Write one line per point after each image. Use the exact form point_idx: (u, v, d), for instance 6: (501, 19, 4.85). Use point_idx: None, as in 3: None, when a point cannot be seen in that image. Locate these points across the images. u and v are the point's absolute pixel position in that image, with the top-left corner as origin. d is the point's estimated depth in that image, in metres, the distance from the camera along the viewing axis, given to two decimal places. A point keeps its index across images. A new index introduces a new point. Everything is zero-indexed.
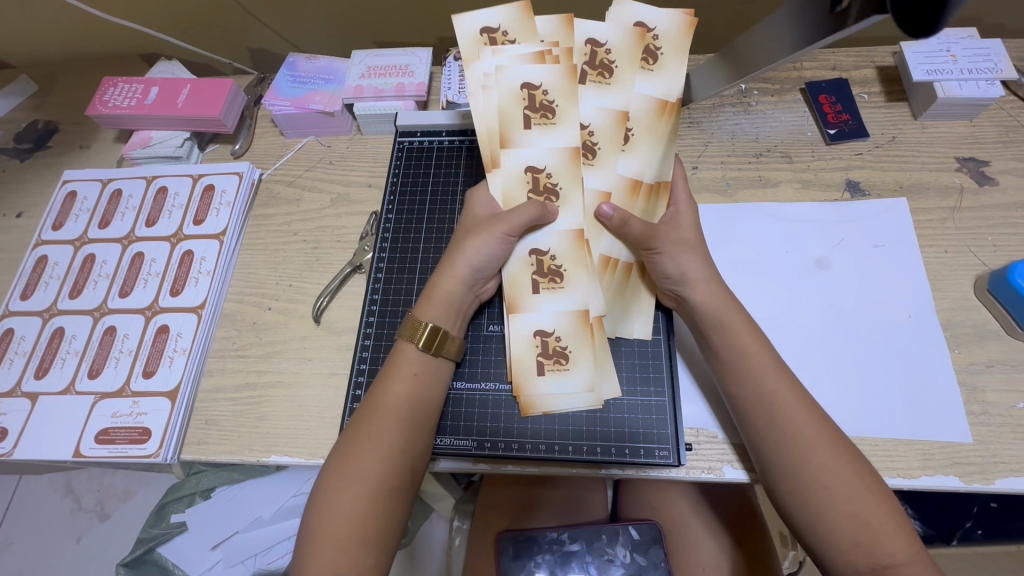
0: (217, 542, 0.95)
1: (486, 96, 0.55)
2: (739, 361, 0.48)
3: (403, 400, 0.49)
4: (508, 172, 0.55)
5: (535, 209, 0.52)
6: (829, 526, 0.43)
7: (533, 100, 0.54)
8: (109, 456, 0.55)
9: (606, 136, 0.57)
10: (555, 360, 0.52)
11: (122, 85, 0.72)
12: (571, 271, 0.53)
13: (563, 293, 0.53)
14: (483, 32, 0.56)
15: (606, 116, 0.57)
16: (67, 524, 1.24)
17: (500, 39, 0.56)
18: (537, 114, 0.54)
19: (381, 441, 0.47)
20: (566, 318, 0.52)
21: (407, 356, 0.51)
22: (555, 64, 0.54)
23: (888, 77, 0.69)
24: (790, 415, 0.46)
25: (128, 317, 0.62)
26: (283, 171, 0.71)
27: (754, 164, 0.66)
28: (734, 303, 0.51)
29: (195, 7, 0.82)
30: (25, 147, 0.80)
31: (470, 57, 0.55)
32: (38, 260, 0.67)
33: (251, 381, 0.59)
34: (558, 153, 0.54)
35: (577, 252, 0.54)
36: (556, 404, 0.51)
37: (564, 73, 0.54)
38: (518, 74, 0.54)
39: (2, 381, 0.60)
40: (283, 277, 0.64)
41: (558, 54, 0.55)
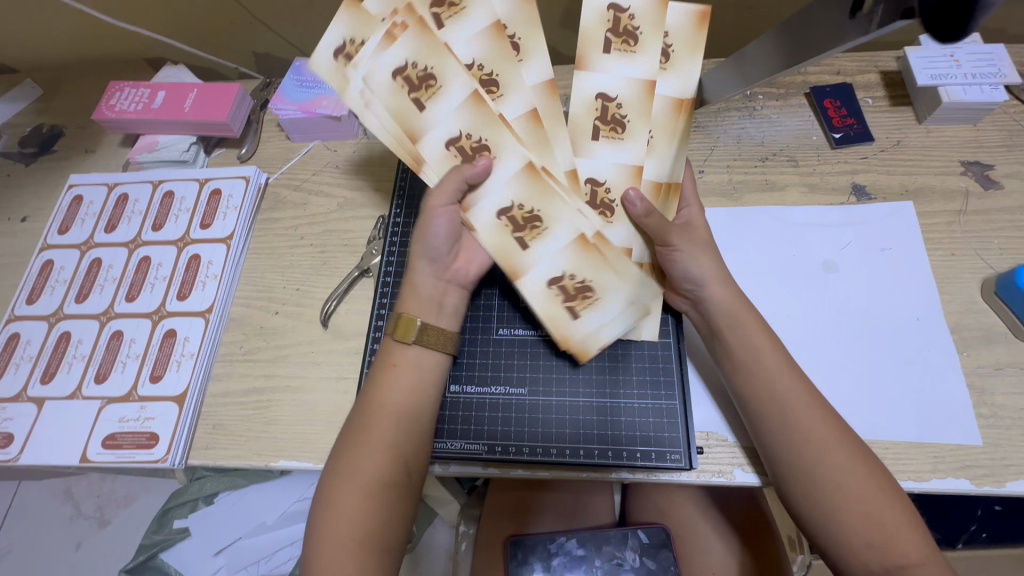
0: (220, 547, 0.94)
1: (374, 110, 0.52)
2: (752, 363, 0.48)
3: (399, 398, 0.49)
4: (436, 161, 0.53)
5: (461, 173, 0.51)
6: (844, 528, 0.43)
7: (411, 80, 0.52)
8: (117, 461, 0.55)
9: (494, 60, 0.54)
10: (582, 297, 0.53)
11: (129, 89, 0.73)
12: (546, 207, 0.53)
13: (550, 233, 0.53)
14: (336, 55, 0.53)
15: (483, 45, 0.54)
16: (67, 530, 1.24)
17: (353, 49, 0.53)
18: (423, 90, 0.52)
19: (378, 439, 0.47)
20: (567, 253, 0.53)
21: (407, 357, 0.51)
22: (408, 32, 0.51)
23: (893, 82, 0.69)
24: (803, 415, 0.46)
25: (134, 322, 0.62)
26: (290, 175, 0.71)
27: (760, 168, 0.66)
28: (747, 306, 0.51)
29: (201, 11, 0.82)
30: (30, 151, 0.80)
31: (337, 84, 0.53)
32: (44, 264, 0.67)
33: (259, 385, 0.59)
34: (462, 110, 0.52)
35: (539, 183, 0.53)
36: (604, 336, 0.53)
37: (419, 35, 0.51)
38: (383, 67, 0.51)
39: (8, 386, 0.60)
40: (291, 281, 0.64)
41: (405, 21, 0.51)
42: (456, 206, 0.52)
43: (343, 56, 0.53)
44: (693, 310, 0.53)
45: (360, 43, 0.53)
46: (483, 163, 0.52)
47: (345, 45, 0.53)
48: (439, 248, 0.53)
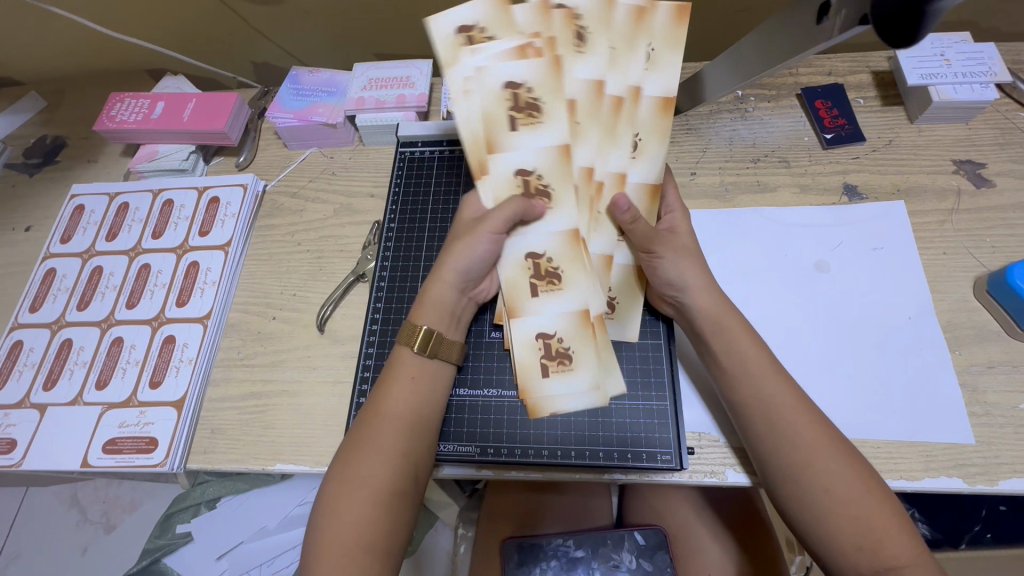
0: (223, 551, 0.95)
1: (468, 103, 0.51)
2: (740, 367, 0.49)
3: (402, 405, 0.49)
4: (499, 179, 0.53)
5: (518, 207, 0.51)
6: (832, 531, 0.43)
7: (519, 100, 0.51)
8: (116, 466, 0.56)
9: (590, 114, 0.54)
10: (558, 361, 0.51)
11: (129, 100, 0.74)
12: (569, 270, 0.52)
13: (563, 293, 0.52)
14: (459, 31, 0.51)
15: (583, 94, 0.53)
16: (73, 536, 1.25)
17: (479, 36, 0.51)
18: (524, 114, 0.51)
19: (385, 446, 0.48)
20: (567, 318, 0.52)
21: (404, 361, 0.51)
22: (540, 56, 0.51)
23: (884, 82, 0.69)
24: (792, 419, 0.46)
25: (135, 328, 0.63)
26: (287, 182, 0.73)
27: (752, 169, 0.66)
28: (729, 308, 0.51)
29: (199, 22, 0.83)
30: (34, 162, 0.81)
31: (447, 61, 0.50)
32: (46, 272, 0.68)
33: (256, 390, 0.59)
34: (547, 153, 0.52)
35: (574, 249, 0.52)
36: (562, 405, 0.51)
37: (548, 67, 0.51)
38: (500, 75, 0.51)
39: (12, 393, 0.61)
40: (288, 287, 0.65)
41: (541, 46, 0.51)
42: (501, 236, 0.52)
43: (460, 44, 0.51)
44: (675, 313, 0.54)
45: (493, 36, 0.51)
46: (540, 207, 0.52)
47: (482, 30, 0.51)
48: (474, 266, 0.52)
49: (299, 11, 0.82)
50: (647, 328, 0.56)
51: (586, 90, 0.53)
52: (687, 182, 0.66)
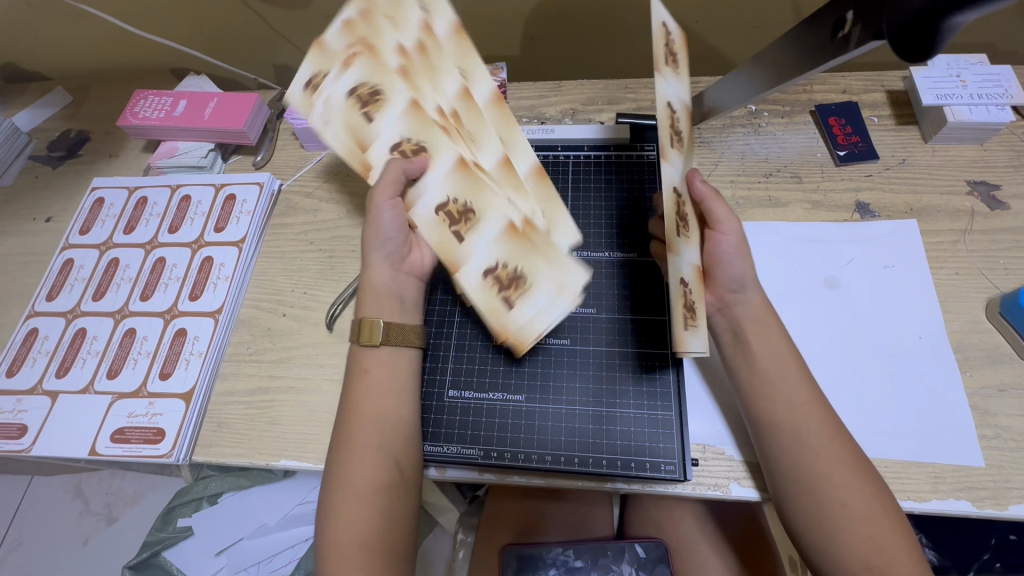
0: (222, 547, 0.96)
1: (334, 128, 0.52)
2: (770, 374, 0.48)
3: (373, 401, 0.50)
4: (383, 166, 0.52)
5: (398, 168, 0.51)
6: (844, 547, 0.43)
7: (361, 97, 0.51)
8: (124, 455, 0.56)
9: (410, 65, 0.51)
10: (514, 285, 0.49)
11: (152, 97, 0.76)
12: (478, 199, 0.50)
13: (481, 224, 0.50)
14: (307, 87, 0.52)
15: (395, 51, 0.51)
16: (75, 526, 1.26)
17: (320, 78, 0.52)
18: (371, 105, 0.51)
19: (362, 444, 0.48)
20: (498, 244, 0.50)
21: (369, 357, 0.52)
22: (359, 58, 0.51)
23: (899, 101, 0.69)
24: (814, 431, 0.46)
25: (147, 320, 0.64)
26: (302, 183, 0.74)
27: (764, 184, 0.66)
28: (769, 313, 0.51)
29: (223, 24, 0.86)
30: (57, 155, 0.83)
31: (303, 109, 0.52)
32: (64, 263, 0.69)
33: (264, 385, 0.60)
34: (406, 117, 0.51)
35: (470, 178, 0.50)
36: (540, 326, 0.49)
37: (370, 61, 0.51)
38: (340, 90, 0.52)
39: (25, 379, 0.62)
40: (299, 285, 0.66)
41: (358, 51, 0.51)
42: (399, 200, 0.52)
43: (313, 78, 0.52)
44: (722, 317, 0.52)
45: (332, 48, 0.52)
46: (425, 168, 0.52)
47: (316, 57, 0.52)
48: (389, 241, 0.53)
49: (321, 15, 0.83)
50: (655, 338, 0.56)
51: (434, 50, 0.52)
52: None
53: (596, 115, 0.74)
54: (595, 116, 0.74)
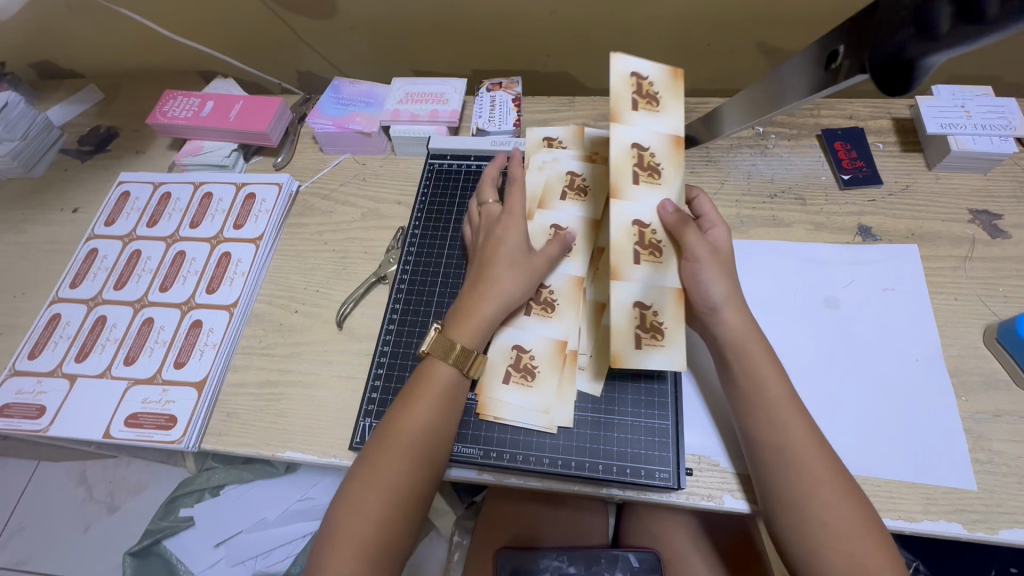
0: (221, 539, 0.98)
1: (539, 173, 0.65)
2: (757, 391, 0.49)
3: (432, 416, 0.51)
4: (538, 226, 0.62)
5: (550, 257, 0.56)
6: (826, 566, 0.44)
7: (574, 183, 0.64)
8: (137, 439, 0.58)
9: (597, 185, 0.63)
10: (522, 374, 0.54)
11: (181, 98, 0.79)
12: (564, 305, 0.57)
13: (552, 321, 0.56)
14: (545, 139, 0.68)
15: (598, 174, 0.64)
16: (78, 513, 1.29)
17: (556, 144, 0.67)
18: (575, 192, 0.63)
19: (414, 454, 0.49)
20: (545, 341, 0.55)
21: (440, 373, 0.52)
22: (597, 162, 0.65)
23: (904, 129, 0.71)
24: (801, 450, 0.47)
25: (165, 310, 0.66)
26: (319, 185, 0.76)
27: (768, 205, 0.68)
28: (754, 332, 0.52)
29: (250, 30, 0.89)
30: (87, 149, 0.87)
31: (530, 153, 0.67)
32: (88, 252, 0.72)
33: (273, 378, 0.62)
34: (580, 219, 0.62)
35: (574, 291, 0.58)
36: (508, 414, 0.53)
37: (602, 171, 0.65)
38: (567, 166, 0.65)
39: (45, 362, 0.64)
40: (312, 283, 0.68)
41: (603, 158, 0.65)
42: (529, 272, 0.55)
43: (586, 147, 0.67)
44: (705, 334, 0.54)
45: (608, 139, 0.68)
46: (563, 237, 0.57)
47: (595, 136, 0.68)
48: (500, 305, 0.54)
49: (346, 26, 0.86)
50: None
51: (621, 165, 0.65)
52: None
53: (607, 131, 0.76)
54: None
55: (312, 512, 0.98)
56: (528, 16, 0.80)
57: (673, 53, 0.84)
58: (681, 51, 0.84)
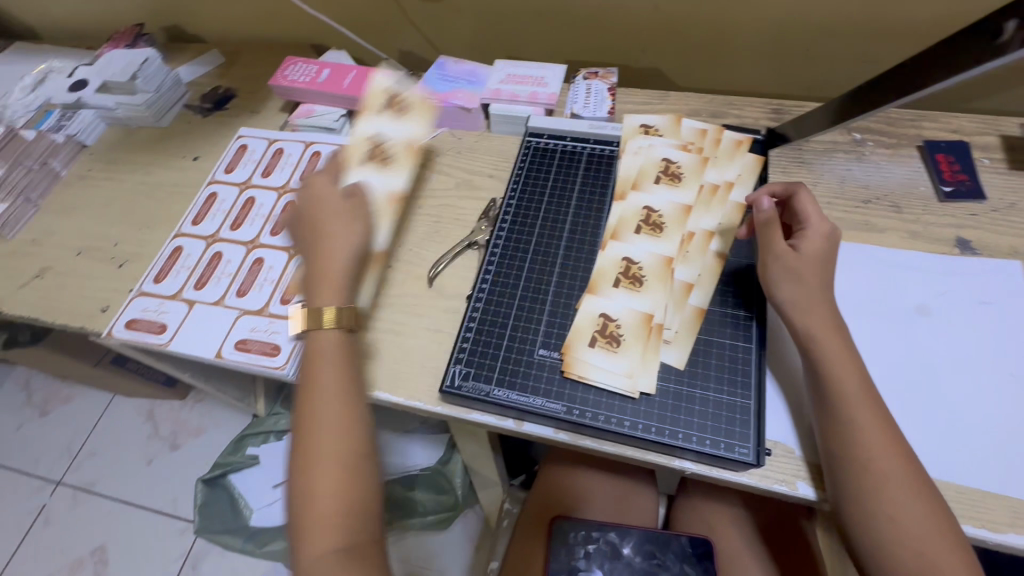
0: (280, 481, 1.04)
1: (633, 158, 0.71)
2: (829, 383, 0.50)
3: (325, 380, 0.57)
4: (630, 207, 0.67)
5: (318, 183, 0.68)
6: (891, 559, 0.45)
7: (668, 169, 0.69)
8: (246, 361, 0.64)
9: (690, 171, 0.68)
10: (608, 340, 0.58)
11: (301, 64, 0.85)
12: (652, 281, 0.61)
13: (640, 294, 0.61)
14: (641, 127, 0.73)
15: (690, 162, 0.69)
16: (144, 445, 1.39)
17: (652, 132, 0.73)
18: (667, 177, 0.68)
19: (336, 426, 0.55)
20: (631, 313, 0.59)
21: (323, 342, 0.59)
22: (691, 152, 0.70)
23: (1014, 147, 0.69)
24: (874, 444, 0.47)
25: (273, 253, 0.72)
26: (417, 154, 0.81)
27: (861, 210, 0.68)
28: (834, 323, 0.52)
29: (364, 8, 0.95)
30: (207, 106, 0.95)
31: (626, 139, 0.73)
32: (209, 195, 0.79)
33: (366, 324, 0.66)
34: (673, 203, 0.66)
35: (663, 270, 0.62)
36: (592, 375, 0.56)
37: (697, 160, 0.69)
38: (663, 153, 0.70)
39: (169, 286, 0.71)
40: (406, 242, 0.73)
41: (696, 148, 0.70)
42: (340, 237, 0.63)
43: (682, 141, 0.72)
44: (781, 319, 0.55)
45: (709, 135, 0.72)
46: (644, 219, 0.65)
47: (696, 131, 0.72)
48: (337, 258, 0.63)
49: (452, 10, 0.91)
50: (740, 332, 0.58)
51: (714, 167, 0.69)
52: None
53: None
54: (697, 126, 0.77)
55: None
56: (630, 9, 0.82)
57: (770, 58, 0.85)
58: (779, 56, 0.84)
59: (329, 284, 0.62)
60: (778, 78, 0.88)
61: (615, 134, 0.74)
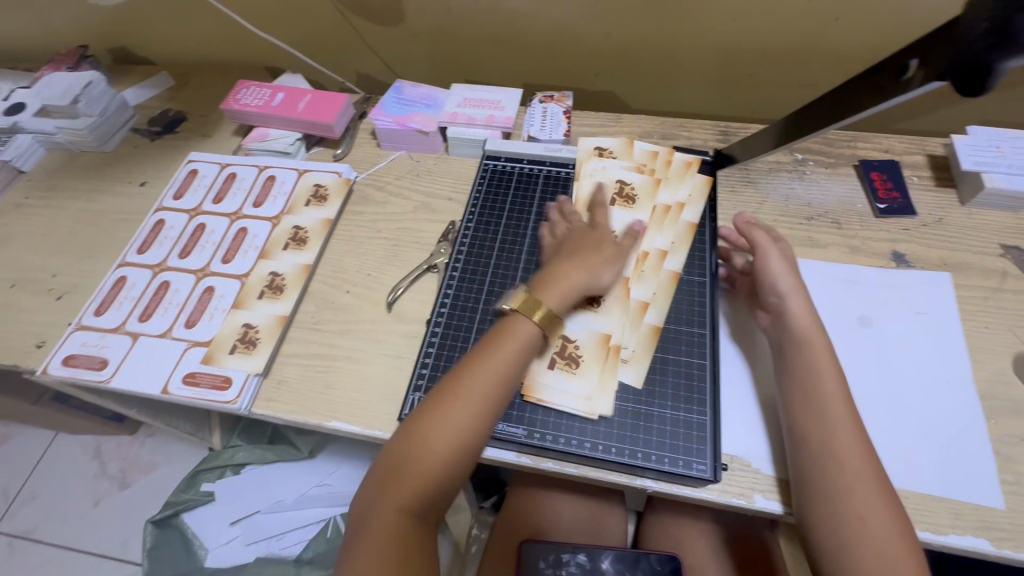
0: (238, 518, 0.99)
1: (589, 180, 0.72)
2: (811, 384, 0.53)
3: (457, 419, 0.51)
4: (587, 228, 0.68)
5: (241, 239, 0.74)
6: (859, 560, 0.46)
7: (623, 191, 0.71)
8: (193, 396, 0.62)
9: (643, 192, 0.71)
10: (567, 361, 0.58)
11: (254, 88, 0.84)
12: (609, 300, 0.62)
13: (598, 315, 0.61)
14: (596, 149, 0.75)
15: (643, 184, 0.71)
16: (89, 486, 1.30)
17: (607, 154, 0.75)
18: (622, 199, 0.70)
19: (433, 464, 0.50)
20: (590, 332, 0.60)
21: (506, 354, 0.54)
22: (643, 173, 0.73)
23: (939, 165, 0.74)
24: (844, 444, 0.50)
25: (225, 281, 0.70)
26: (376, 177, 0.80)
27: (805, 226, 0.71)
28: (817, 326, 0.56)
29: (320, 32, 0.95)
30: (156, 129, 0.92)
31: (581, 161, 0.75)
32: (156, 222, 0.77)
33: (324, 351, 0.65)
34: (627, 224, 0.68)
35: (620, 289, 0.63)
36: (551, 396, 0.57)
37: (650, 182, 0.72)
38: (616, 175, 0.72)
39: (111, 319, 0.68)
40: (364, 267, 0.72)
41: (648, 170, 0.73)
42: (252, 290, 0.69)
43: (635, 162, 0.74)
44: (768, 319, 0.59)
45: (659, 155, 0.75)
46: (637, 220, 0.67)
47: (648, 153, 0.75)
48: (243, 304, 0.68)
49: (409, 34, 0.92)
50: (695, 348, 0.60)
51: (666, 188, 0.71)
52: None
53: None
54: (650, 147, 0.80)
55: (328, 498, 1.00)
56: (583, 35, 0.85)
57: (718, 82, 0.88)
58: (726, 81, 0.88)
59: (235, 321, 0.67)
60: (725, 102, 0.92)
61: (570, 157, 0.76)
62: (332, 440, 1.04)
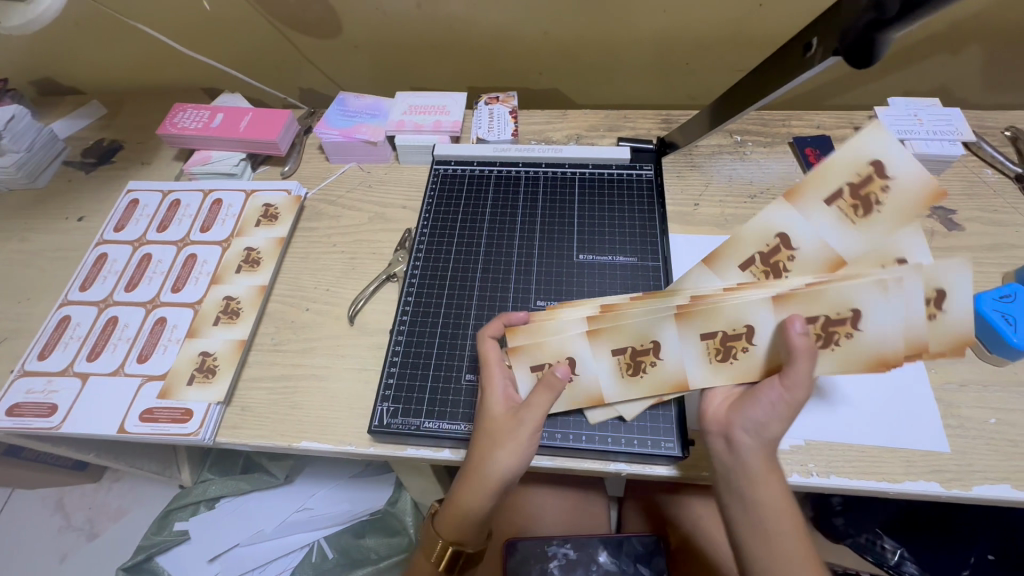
0: (216, 553, 0.95)
1: (779, 216, 0.46)
2: (753, 525, 0.43)
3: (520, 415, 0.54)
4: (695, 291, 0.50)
5: (190, 267, 0.71)
6: None
7: (776, 258, 0.47)
8: (152, 433, 0.59)
9: (802, 267, 0.46)
10: None
11: (191, 110, 0.82)
12: (649, 379, 0.52)
13: (620, 377, 0.53)
14: (872, 163, 0.41)
15: (812, 253, 0.45)
16: (54, 541, 1.23)
17: (877, 180, 0.41)
18: (764, 271, 0.48)
19: None
20: (592, 377, 0.53)
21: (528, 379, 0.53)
22: (840, 213, 0.43)
23: None
24: (761, 508, 0.43)
25: (177, 310, 0.68)
26: (326, 192, 0.79)
27: (750, 204, 0.74)
28: (774, 468, 0.44)
29: (257, 50, 0.93)
30: (90, 161, 0.89)
31: (814, 175, 0.44)
32: (97, 257, 0.73)
33: (287, 371, 0.63)
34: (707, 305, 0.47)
35: (673, 375, 0.51)
36: None
37: (831, 262, 0.45)
38: (786, 217, 0.46)
39: (56, 362, 0.65)
40: (322, 283, 0.71)
41: (846, 211, 0.43)
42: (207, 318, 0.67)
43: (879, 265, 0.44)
44: (722, 446, 0.46)
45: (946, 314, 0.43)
46: (793, 323, 0.42)
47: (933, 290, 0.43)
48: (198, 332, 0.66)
49: (349, 46, 0.91)
50: None
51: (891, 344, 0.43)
52: (691, 211, 0.73)
53: (599, 140, 0.82)
54: (597, 141, 0.82)
55: (309, 523, 0.98)
56: (522, 35, 0.86)
57: (658, 72, 0.91)
58: (665, 70, 0.90)
59: (189, 352, 0.65)
60: (667, 91, 0.94)
61: (519, 155, 0.77)
62: (309, 461, 1.01)
